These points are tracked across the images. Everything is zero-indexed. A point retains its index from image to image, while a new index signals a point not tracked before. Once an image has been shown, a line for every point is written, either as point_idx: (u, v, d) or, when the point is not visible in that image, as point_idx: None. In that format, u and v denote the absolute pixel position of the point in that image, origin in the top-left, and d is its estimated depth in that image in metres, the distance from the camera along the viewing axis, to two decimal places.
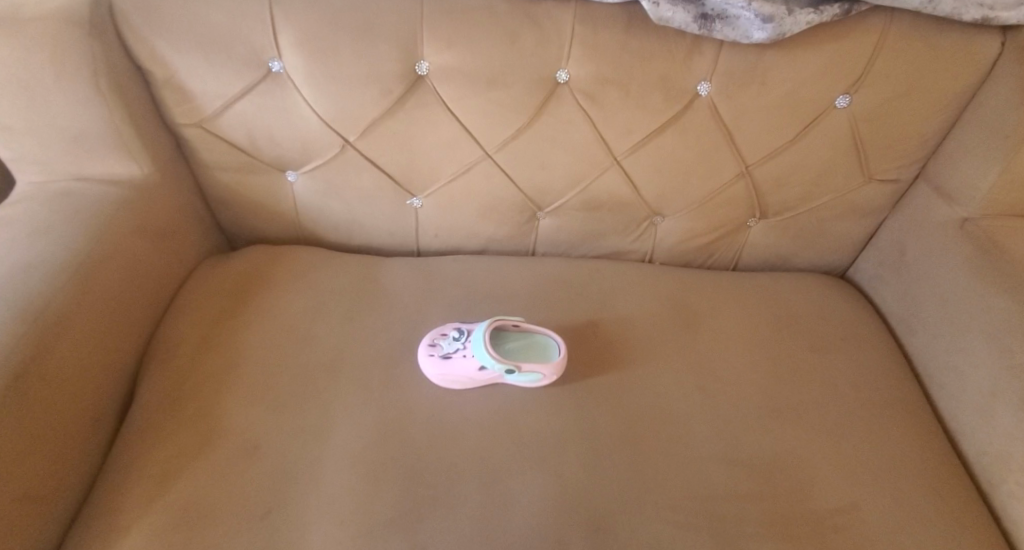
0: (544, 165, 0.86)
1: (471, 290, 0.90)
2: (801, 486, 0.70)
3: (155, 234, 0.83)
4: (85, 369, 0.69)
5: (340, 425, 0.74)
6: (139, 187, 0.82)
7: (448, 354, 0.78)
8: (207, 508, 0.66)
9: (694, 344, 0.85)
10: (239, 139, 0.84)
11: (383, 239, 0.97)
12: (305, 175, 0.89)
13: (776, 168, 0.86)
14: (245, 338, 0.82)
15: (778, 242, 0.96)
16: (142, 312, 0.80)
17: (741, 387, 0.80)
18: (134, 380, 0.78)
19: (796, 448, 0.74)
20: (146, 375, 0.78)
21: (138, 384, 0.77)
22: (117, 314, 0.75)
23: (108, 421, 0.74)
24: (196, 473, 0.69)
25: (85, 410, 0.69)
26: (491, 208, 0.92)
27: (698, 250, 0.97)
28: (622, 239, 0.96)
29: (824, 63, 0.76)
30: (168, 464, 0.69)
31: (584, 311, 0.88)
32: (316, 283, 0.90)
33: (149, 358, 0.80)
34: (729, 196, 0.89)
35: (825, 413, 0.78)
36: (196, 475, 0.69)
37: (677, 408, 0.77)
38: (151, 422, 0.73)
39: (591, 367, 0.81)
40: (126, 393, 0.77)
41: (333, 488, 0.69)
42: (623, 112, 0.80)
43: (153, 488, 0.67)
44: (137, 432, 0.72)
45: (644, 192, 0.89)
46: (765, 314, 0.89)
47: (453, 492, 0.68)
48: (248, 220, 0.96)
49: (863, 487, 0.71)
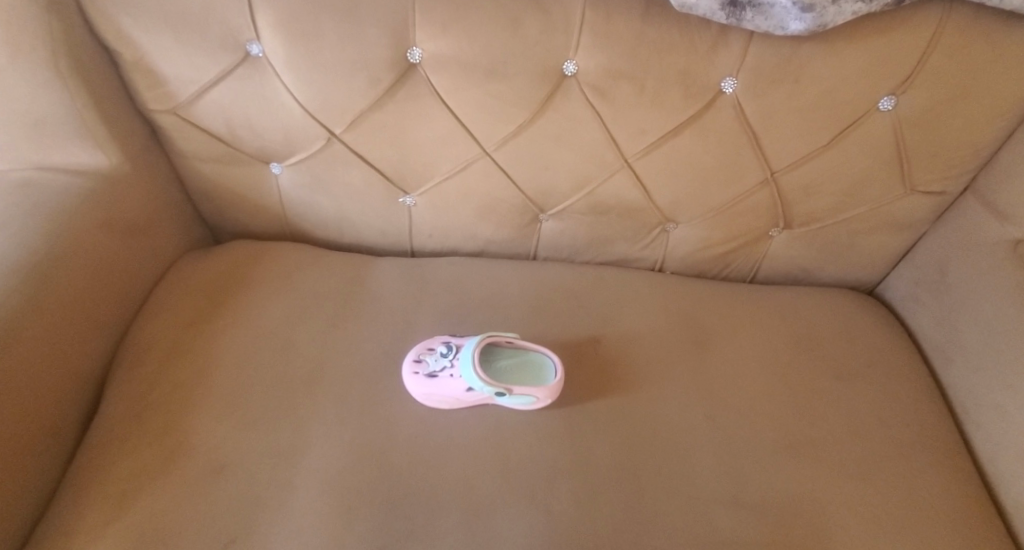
0: (546, 167, 0.79)
1: (466, 299, 0.84)
2: (807, 530, 0.65)
3: (124, 231, 0.78)
4: (44, 378, 0.66)
5: (316, 445, 0.71)
6: (107, 179, 0.76)
7: (434, 373, 0.72)
8: (169, 530, 0.63)
9: (703, 366, 0.78)
10: (217, 128, 0.78)
11: (375, 238, 0.91)
12: (290, 169, 0.83)
13: (804, 176, 0.78)
14: (218, 346, 0.78)
15: (801, 255, 0.88)
16: (111, 313, 0.77)
17: (751, 417, 0.74)
18: (101, 382, 0.76)
19: (810, 489, 0.68)
20: (114, 379, 0.75)
21: (106, 387, 0.75)
22: (81, 318, 0.71)
23: (71, 425, 0.71)
24: (160, 489, 0.66)
25: (47, 418, 0.67)
26: (489, 210, 0.85)
27: (714, 260, 0.90)
28: (631, 246, 0.89)
29: (867, 60, 0.68)
30: (131, 480, 0.67)
31: (586, 325, 0.81)
32: (299, 287, 0.85)
33: (118, 361, 0.77)
34: (750, 205, 0.82)
35: (842, 450, 0.72)
36: (160, 492, 0.66)
37: (682, 440, 0.71)
38: (116, 430, 0.70)
39: (591, 388, 0.75)
40: (91, 396, 0.74)
41: (304, 516, 0.65)
42: (636, 110, 0.73)
43: (115, 504, 0.65)
44: (100, 442, 0.70)
45: (656, 198, 0.82)
46: (781, 334, 0.83)
47: (430, 526, 0.64)
48: (231, 212, 0.90)
49: (876, 533, 0.65)
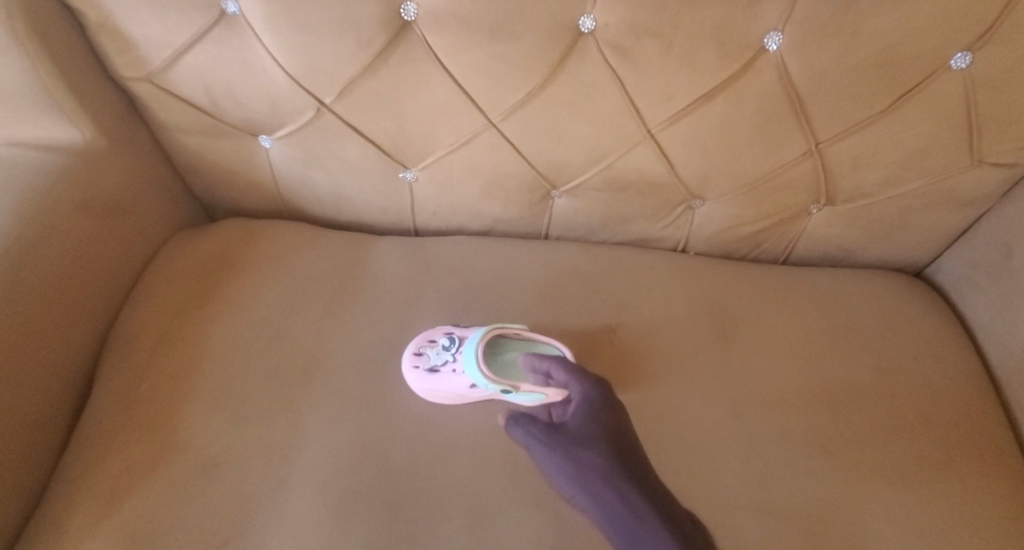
0: (559, 138, 0.71)
1: (472, 284, 0.78)
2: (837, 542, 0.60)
3: (105, 211, 0.72)
4: (25, 372, 0.62)
5: (312, 443, 0.66)
6: (83, 155, 0.70)
7: (436, 367, 0.68)
8: (162, 532, 0.60)
9: (730, 358, 0.72)
10: (198, 97, 0.71)
11: (376, 216, 0.85)
12: (280, 142, 0.76)
13: (852, 146, 0.70)
14: (210, 334, 0.73)
15: (841, 233, 0.80)
16: (96, 299, 0.72)
17: (782, 414, 0.68)
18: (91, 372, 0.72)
19: (845, 495, 0.63)
20: (103, 369, 0.71)
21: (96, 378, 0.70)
22: (61, 306, 0.66)
23: (61, 419, 0.67)
24: (151, 488, 0.62)
25: (31, 414, 0.63)
26: (497, 186, 0.78)
27: (744, 240, 0.82)
28: (650, 225, 0.82)
29: (938, 10, 0.58)
30: (121, 478, 0.63)
31: (601, 312, 0.75)
32: (295, 270, 0.80)
33: (107, 349, 0.72)
34: (789, 178, 0.73)
35: (882, 452, 0.66)
36: (151, 490, 0.62)
37: (705, 439, 0.66)
38: (103, 425, 0.66)
39: (606, 382, 0.69)
40: (81, 386, 0.70)
41: (301, 517, 0.61)
42: (662, 73, 0.64)
43: (104, 504, 0.61)
44: (87, 437, 0.66)
45: (681, 172, 0.74)
46: (815, 321, 0.76)
47: (433, 530, 0.60)
48: (222, 188, 0.84)
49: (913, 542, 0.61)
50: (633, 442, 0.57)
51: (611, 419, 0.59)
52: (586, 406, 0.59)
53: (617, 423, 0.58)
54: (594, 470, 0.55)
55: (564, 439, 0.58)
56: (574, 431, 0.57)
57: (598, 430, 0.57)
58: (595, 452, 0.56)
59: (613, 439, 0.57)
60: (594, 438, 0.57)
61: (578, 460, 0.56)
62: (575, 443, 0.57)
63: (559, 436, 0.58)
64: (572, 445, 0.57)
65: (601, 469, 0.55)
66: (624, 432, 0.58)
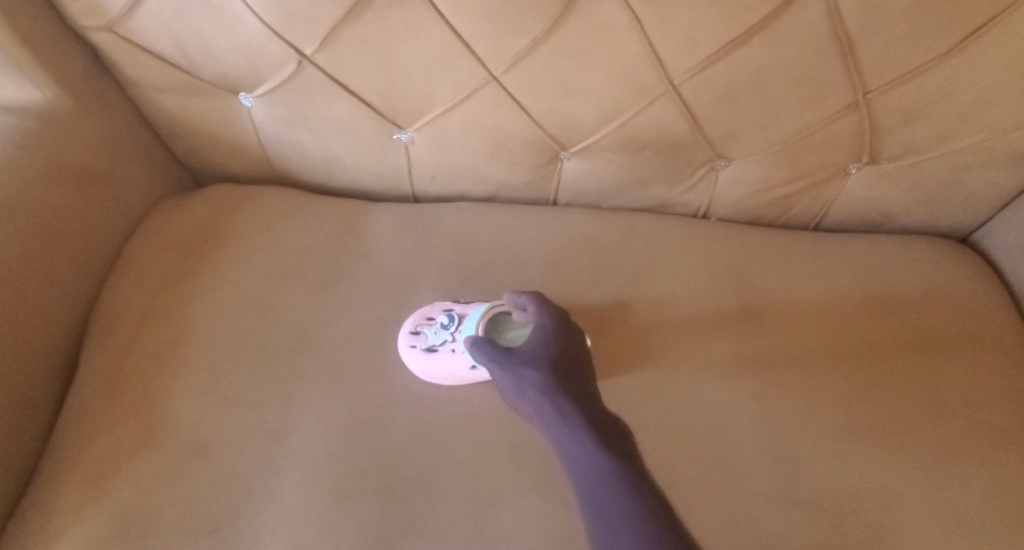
0: (569, 91, 0.64)
1: (475, 255, 0.72)
2: (879, 538, 0.54)
3: (77, 176, 0.67)
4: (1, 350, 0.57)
5: (305, 426, 0.61)
6: (46, 115, 0.64)
7: (433, 346, 0.64)
8: (151, 517, 0.56)
9: (755, 333, 0.66)
10: (168, 48, 0.64)
11: (371, 181, 0.79)
12: (263, 100, 0.69)
13: (901, 96, 0.62)
14: (195, 311, 0.68)
15: (881, 196, 0.73)
16: (77, 271, 0.67)
17: (812, 394, 0.63)
18: (76, 348, 0.67)
19: (884, 480, 0.58)
20: (87, 346, 0.66)
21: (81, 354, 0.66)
22: (37, 279, 0.62)
23: (47, 397, 0.63)
24: (138, 470, 0.58)
25: (14, 393, 0.58)
26: (501, 147, 0.71)
27: (772, 204, 0.75)
28: (668, 189, 0.75)
29: None
30: (108, 461, 0.58)
31: (615, 285, 0.69)
32: (284, 240, 0.74)
33: (92, 324, 0.68)
34: (828, 133, 0.66)
35: (923, 434, 0.61)
36: (139, 473, 0.58)
37: (728, 421, 0.60)
38: (83, 404, 0.62)
39: (620, 362, 0.64)
40: (66, 363, 0.66)
41: (294, 504, 0.57)
42: (685, 14, 0.56)
43: (89, 488, 0.57)
44: (68, 418, 0.62)
45: (704, 128, 0.66)
46: (849, 293, 0.70)
47: (433, 516, 0.56)
48: (206, 152, 0.78)
49: (961, 531, 0.55)
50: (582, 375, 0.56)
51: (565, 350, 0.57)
52: (542, 335, 0.58)
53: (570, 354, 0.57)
54: (532, 381, 0.53)
55: (513, 356, 0.56)
56: (524, 351, 0.56)
57: (548, 351, 0.56)
58: (539, 364, 0.54)
59: (562, 361, 0.56)
60: (542, 359, 0.55)
61: (521, 371, 0.54)
62: (522, 358, 0.55)
63: (509, 353, 0.56)
64: (518, 363, 0.55)
65: (539, 377, 0.53)
66: (575, 365, 0.56)
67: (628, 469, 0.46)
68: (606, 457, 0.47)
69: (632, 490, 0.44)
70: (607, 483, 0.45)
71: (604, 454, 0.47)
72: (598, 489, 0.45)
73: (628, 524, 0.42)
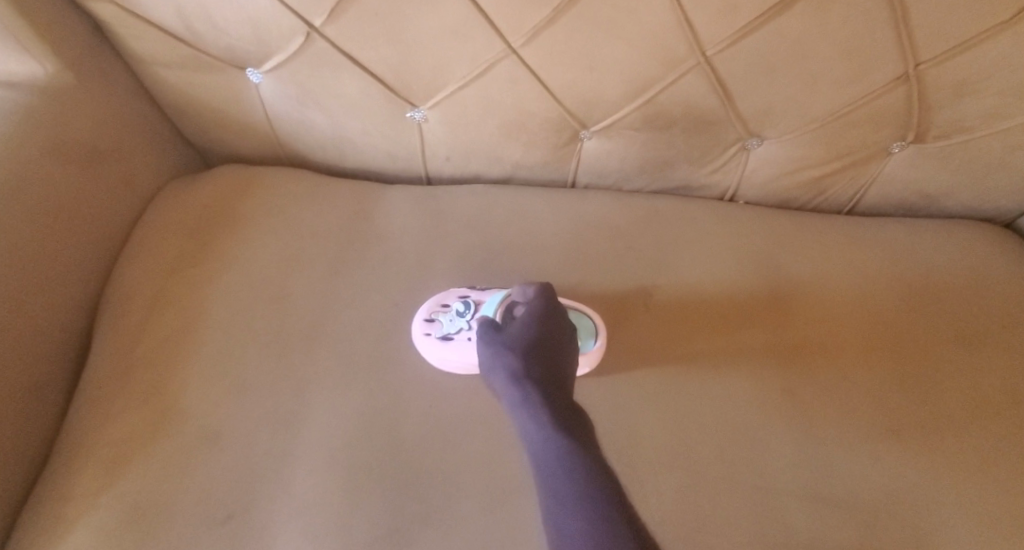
0: (591, 64, 0.61)
1: (490, 239, 0.69)
2: (920, 538, 0.52)
3: (84, 154, 0.65)
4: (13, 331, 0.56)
5: (317, 414, 0.60)
6: (48, 90, 0.62)
7: (449, 334, 0.61)
8: (164, 504, 0.54)
9: (785, 322, 0.63)
10: (172, 21, 0.62)
11: (382, 162, 0.76)
12: (271, 77, 0.67)
13: (949, 68, 0.58)
14: (205, 294, 0.67)
15: (920, 178, 0.69)
16: (87, 252, 0.65)
17: (845, 386, 0.60)
18: (88, 331, 0.66)
19: (924, 477, 0.55)
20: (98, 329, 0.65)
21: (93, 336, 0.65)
22: (47, 259, 0.60)
23: (61, 381, 0.62)
24: (149, 456, 0.57)
25: (27, 375, 0.57)
26: (519, 125, 0.68)
27: (804, 187, 0.71)
28: (693, 170, 0.71)
29: None
30: (118, 446, 0.57)
31: (637, 272, 0.66)
32: (295, 223, 0.72)
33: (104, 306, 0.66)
34: (872, 109, 0.62)
35: (965, 430, 0.57)
36: (150, 459, 0.57)
37: (757, 413, 0.58)
38: (92, 388, 0.61)
39: (642, 352, 0.61)
40: (79, 347, 0.65)
41: (307, 493, 0.55)
42: None
43: (100, 474, 0.55)
44: (78, 402, 0.60)
45: (736, 104, 0.63)
46: (884, 281, 0.66)
47: (450, 508, 0.54)
48: (214, 131, 0.76)
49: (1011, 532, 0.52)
50: (561, 363, 0.55)
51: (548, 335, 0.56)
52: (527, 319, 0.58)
53: (551, 340, 0.56)
54: (507, 367, 0.54)
55: (495, 339, 0.56)
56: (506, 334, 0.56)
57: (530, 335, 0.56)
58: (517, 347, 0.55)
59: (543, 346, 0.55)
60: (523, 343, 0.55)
61: (499, 354, 0.54)
62: (502, 340, 0.56)
63: (492, 335, 0.57)
64: (499, 345, 0.55)
65: (514, 363, 0.53)
66: (556, 352, 0.55)
67: (586, 457, 0.46)
68: (566, 446, 0.47)
69: (585, 480, 0.44)
70: (564, 471, 0.45)
71: (566, 443, 0.47)
72: (551, 477, 0.45)
73: (574, 512, 0.43)
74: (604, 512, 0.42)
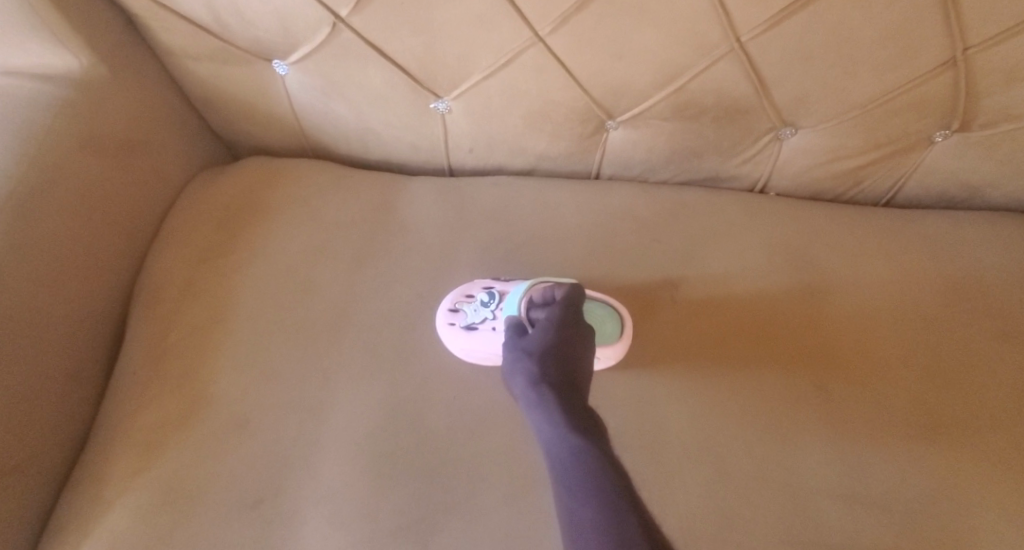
0: (619, 52, 0.59)
1: (513, 231, 0.69)
2: (961, 541, 0.50)
3: (117, 145, 0.66)
4: (53, 318, 0.57)
5: (342, 404, 0.60)
6: (82, 83, 0.63)
7: (473, 324, 0.61)
8: (196, 489, 0.55)
9: (818, 317, 0.61)
10: (201, 13, 0.63)
11: (405, 154, 0.76)
12: (296, 68, 0.67)
13: (999, 53, 0.55)
14: (233, 285, 0.68)
15: (962, 168, 0.66)
16: (121, 242, 0.67)
17: (881, 384, 0.58)
18: (122, 319, 0.67)
19: (967, 478, 0.53)
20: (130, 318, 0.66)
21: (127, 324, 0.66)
22: (83, 248, 0.61)
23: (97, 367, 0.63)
24: (180, 442, 0.58)
25: (65, 361, 0.59)
26: (544, 115, 0.67)
27: (839, 178, 0.69)
28: (722, 161, 0.69)
29: None
30: (151, 433, 0.58)
31: (663, 264, 0.65)
32: (320, 214, 0.72)
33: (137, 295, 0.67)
34: (917, 95, 0.59)
35: (1010, 430, 0.55)
36: (181, 445, 0.58)
37: (789, 410, 0.56)
38: (126, 376, 0.62)
39: (668, 346, 0.60)
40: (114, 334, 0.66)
41: (333, 482, 0.56)
42: None
43: (134, 459, 0.57)
44: (113, 389, 0.62)
45: (770, 92, 0.61)
46: (923, 276, 0.64)
47: (475, 500, 0.54)
48: (240, 123, 0.77)
49: None
50: (581, 366, 0.54)
51: (569, 338, 0.55)
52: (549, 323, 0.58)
53: (572, 342, 0.55)
54: (526, 369, 0.54)
55: (517, 344, 0.57)
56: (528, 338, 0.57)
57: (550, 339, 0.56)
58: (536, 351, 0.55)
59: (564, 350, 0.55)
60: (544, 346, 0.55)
61: (518, 358, 0.55)
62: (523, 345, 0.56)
63: (514, 340, 0.57)
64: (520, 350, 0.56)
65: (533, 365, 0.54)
66: (577, 355, 0.55)
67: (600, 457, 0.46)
68: (579, 445, 0.46)
69: (597, 479, 0.44)
70: (576, 470, 0.45)
71: (580, 443, 0.47)
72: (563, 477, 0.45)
73: (585, 510, 0.43)
74: (613, 511, 0.42)
